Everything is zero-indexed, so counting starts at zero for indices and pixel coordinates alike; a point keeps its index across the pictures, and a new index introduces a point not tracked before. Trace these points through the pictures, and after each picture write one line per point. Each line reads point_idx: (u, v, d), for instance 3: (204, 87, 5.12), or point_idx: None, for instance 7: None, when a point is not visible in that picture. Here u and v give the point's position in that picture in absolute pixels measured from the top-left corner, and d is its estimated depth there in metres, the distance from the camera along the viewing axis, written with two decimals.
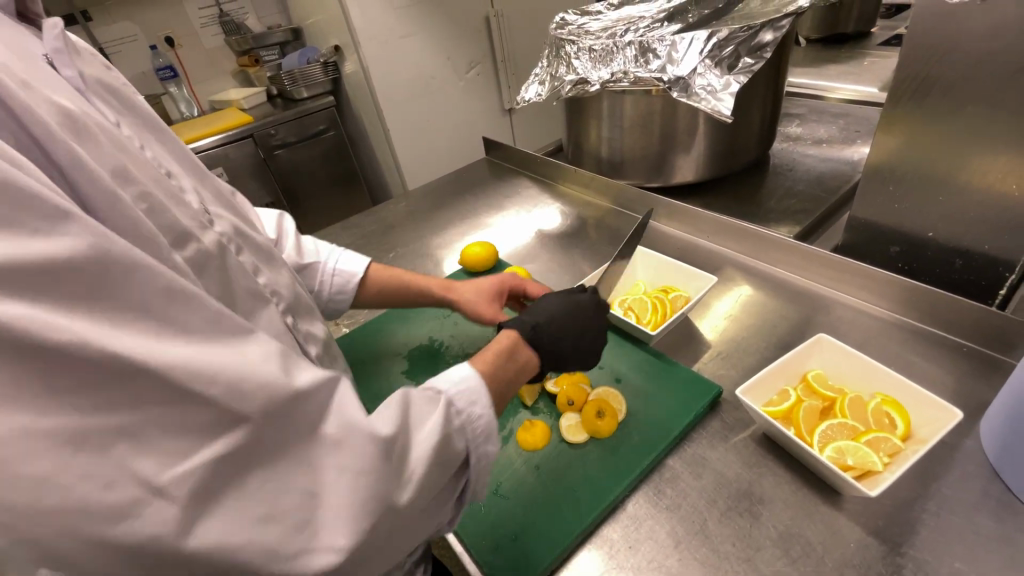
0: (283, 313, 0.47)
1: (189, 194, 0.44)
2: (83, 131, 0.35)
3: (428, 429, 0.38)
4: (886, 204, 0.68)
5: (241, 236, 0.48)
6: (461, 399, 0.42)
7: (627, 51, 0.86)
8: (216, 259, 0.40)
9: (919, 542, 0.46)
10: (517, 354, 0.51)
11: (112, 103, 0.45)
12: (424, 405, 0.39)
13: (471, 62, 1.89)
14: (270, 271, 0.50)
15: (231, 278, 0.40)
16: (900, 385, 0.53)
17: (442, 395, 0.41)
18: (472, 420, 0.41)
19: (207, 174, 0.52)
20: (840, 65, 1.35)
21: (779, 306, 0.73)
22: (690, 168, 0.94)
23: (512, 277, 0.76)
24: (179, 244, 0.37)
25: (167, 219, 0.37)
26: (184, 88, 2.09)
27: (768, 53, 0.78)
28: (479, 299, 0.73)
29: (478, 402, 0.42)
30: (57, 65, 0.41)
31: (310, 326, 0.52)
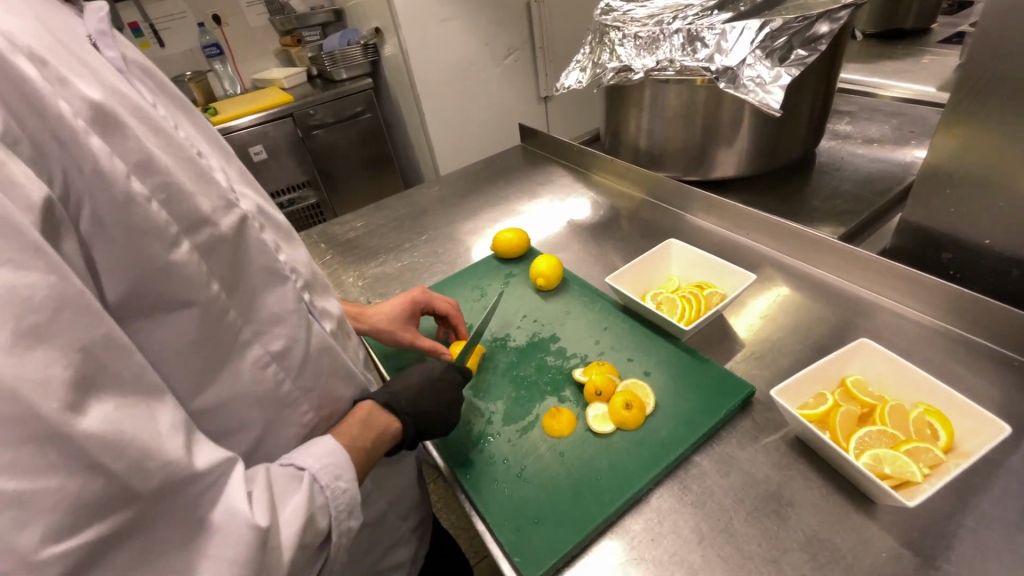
0: (300, 289, 0.46)
1: (217, 173, 0.45)
2: (113, 125, 0.34)
3: (290, 507, 0.38)
4: (941, 209, 0.65)
5: (263, 214, 0.49)
6: (322, 475, 0.41)
7: (675, 39, 0.84)
8: (229, 243, 0.41)
9: (954, 556, 0.44)
10: (375, 420, 0.49)
11: (148, 83, 0.45)
12: (285, 484, 0.39)
13: (510, 48, 1.87)
14: (289, 248, 0.50)
15: (242, 259, 0.42)
16: (946, 396, 0.51)
17: (304, 473, 0.41)
18: (336, 495, 0.41)
19: (232, 154, 0.53)
20: (896, 62, 1.29)
21: (817, 308, 0.71)
22: (732, 163, 0.92)
23: (417, 295, 0.75)
24: (193, 230, 0.38)
25: (185, 209, 0.38)
26: (228, 65, 2.14)
27: (824, 45, 0.75)
28: (392, 323, 0.71)
29: (342, 475, 0.42)
30: (100, 46, 0.42)
31: (326, 302, 0.52)
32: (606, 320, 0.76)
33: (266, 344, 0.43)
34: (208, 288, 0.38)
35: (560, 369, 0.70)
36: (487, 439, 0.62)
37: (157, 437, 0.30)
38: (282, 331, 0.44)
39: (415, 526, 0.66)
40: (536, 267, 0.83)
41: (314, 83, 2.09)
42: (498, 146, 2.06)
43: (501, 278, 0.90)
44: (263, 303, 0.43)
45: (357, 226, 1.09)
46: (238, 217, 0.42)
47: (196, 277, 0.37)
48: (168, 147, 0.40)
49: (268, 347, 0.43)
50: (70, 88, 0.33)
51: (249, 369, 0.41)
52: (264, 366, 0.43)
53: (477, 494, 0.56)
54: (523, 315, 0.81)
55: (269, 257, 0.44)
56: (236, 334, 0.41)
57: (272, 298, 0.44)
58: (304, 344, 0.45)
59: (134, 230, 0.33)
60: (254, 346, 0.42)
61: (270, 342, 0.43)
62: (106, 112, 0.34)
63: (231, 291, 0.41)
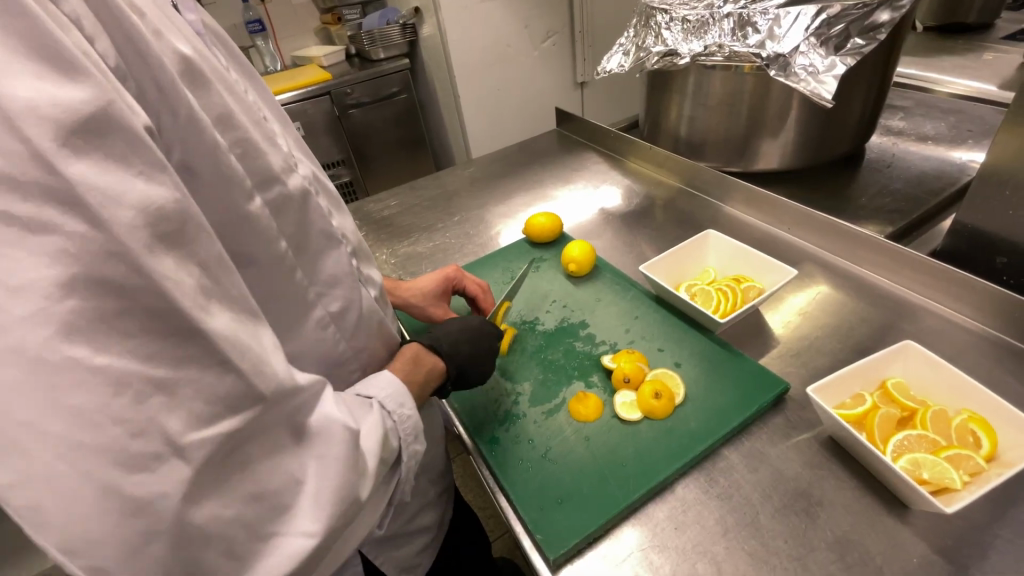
0: (350, 254, 0.48)
1: (279, 138, 0.46)
2: (198, 79, 0.36)
3: (367, 426, 0.41)
4: (999, 211, 0.61)
5: (317, 180, 0.50)
6: (388, 403, 0.44)
7: (725, 23, 0.82)
8: (296, 203, 0.42)
9: (991, 567, 0.43)
10: (423, 359, 0.53)
11: (221, 48, 0.47)
12: (358, 407, 0.42)
13: (549, 32, 1.84)
14: (340, 216, 0.51)
15: (305, 222, 0.43)
16: (991, 404, 0.49)
17: (372, 400, 0.43)
18: (402, 420, 0.44)
19: (289, 122, 0.53)
20: (957, 57, 1.22)
21: (859, 308, 0.69)
22: (776, 155, 0.89)
23: (448, 273, 0.76)
24: (264, 187, 0.40)
25: (258, 164, 0.39)
26: (270, 42, 2.17)
27: (884, 34, 0.71)
28: (425, 301, 0.73)
29: (405, 404, 0.45)
30: (182, 9, 0.43)
31: (370, 270, 0.53)
32: (638, 309, 0.75)
33: (327, 305, 0.45)
34: (279, 245, 0.39)
35: (589, 355, 0.70)
36: (514, 419, 0.63)
37: None
38: (341, 293, 0.45)
39: (441, 494, 0.67)
40: (569, 252, 0.83)
41: (352, 62, 2.10)
42: (530, 132, 2.05)
43: (533, 262, 0.89)
44: (324, 265, 0.45)
45: (391, 205, 1.10)
46: (302, 180, 0.43)
47: (267, 232, 0.38)
48: (240, 107, 0.41)
49: (329, 309, 0.45)
50: (165, 41, 0.34)
51: (298, 330, 0.43)
52: (325, 326, 0.44)
53: (503, 472, 0.57)
54: (554, 300, 0.80)
55: (325, 224, 0.45)
56: (304, 293, 0.42)
57: (329, 261, 0.45)
58: (359, 304, 0.47)
59: (222, 177, 0.35)
60: (312, 307, 0.43)
61: (330, 303, 0.45)
62: (194, 67, 0.35)
63: (293, 253, 0.43)
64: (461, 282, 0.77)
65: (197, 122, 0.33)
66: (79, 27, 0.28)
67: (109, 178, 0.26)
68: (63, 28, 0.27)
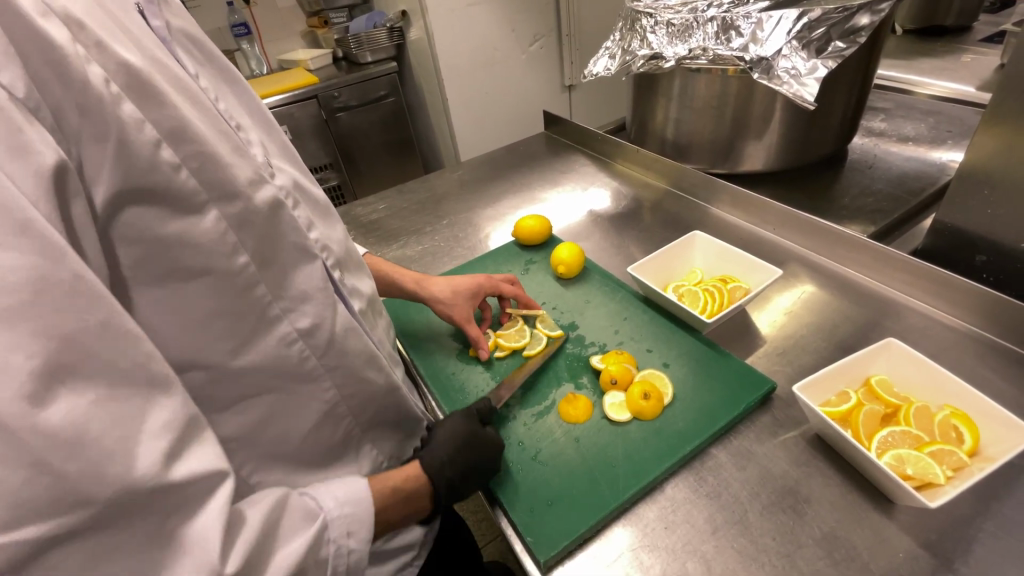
0: (330, 266, 0.48)
1: (253, 147, 0.46)
2: (146, 93, 0.36)
3: (289, 548, 0.39)
4: (978, 210, 0.62)
5: (299, 190, 0.51)
6: (337, 526, 0.42)
7: (709, 27, 0.82)
8: (264, 216, 0.42)
9: (974, 561, 0.43)
10: (412, 491, 0.51)
11: (193, 52, 0.46)
12: (296, 522, 0.40)
13: (537, 35, 1.85)
14: (324, 226, 0.52)
15: (277, 232, 0.43)
16: (972, 400, 0.50)
17: (317, 514, 0.42)
18: (340, 553, 0.42)
19: (274, 126, 0.53)
20: (934, 59, 1.25)
21: (843, 307, 0.70)
22: (761, 156, 0.90)
23: (491, 279, 0.76)
24: (225, 201, 0.39)
25: (218, 177, 0.39)
26: (255, 45, 2.15)
27: (864, 38, 0.72)
28: (456, 296, 0.73)
29: (353, 533, 0.43)
30: (148, 15, 0.43)
31: (356, 280, 0.54)
32: (626, 310, 0.76)
33: (294, 321, 0.44)
34: (236, 260, 0.39)
35: (579, 356, 0.70)
36: (504, 421, 0.63)
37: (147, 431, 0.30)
38: (310, 309, 0.45)
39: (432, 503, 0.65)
40: (558, 254, 0.83)
41: (339, 66, 2.09)
42: (519, 134, 2.05)
43: (522, 264, 0.89)
44: (293, 280, 0.45)
45: (380, 209, 1.09)
46: (272, 193, 0.43)
47: (218, 247, 0.38)
48: (204, 120, 0.41)
49: (295, 324, 0.44)
50: (107, 53, 0.34)
51: (271, 343, 0.42)
52: (290, 342, 0.43)
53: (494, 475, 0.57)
54: (544, 302, 0.81)
55: (302, 236, 0.45)
56: (265, 308, 0.41)
57: (301, 276, 0.45)
58: (331, 322, 0.46)
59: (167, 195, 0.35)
60: (283, 323, 0.43)
61: (298, 320, 0.44)
62: (143, 82, 0.35)
63: (266, 265, 0.42)
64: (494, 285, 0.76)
65: (125, 142, 0.33)
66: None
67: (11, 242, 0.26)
68: None
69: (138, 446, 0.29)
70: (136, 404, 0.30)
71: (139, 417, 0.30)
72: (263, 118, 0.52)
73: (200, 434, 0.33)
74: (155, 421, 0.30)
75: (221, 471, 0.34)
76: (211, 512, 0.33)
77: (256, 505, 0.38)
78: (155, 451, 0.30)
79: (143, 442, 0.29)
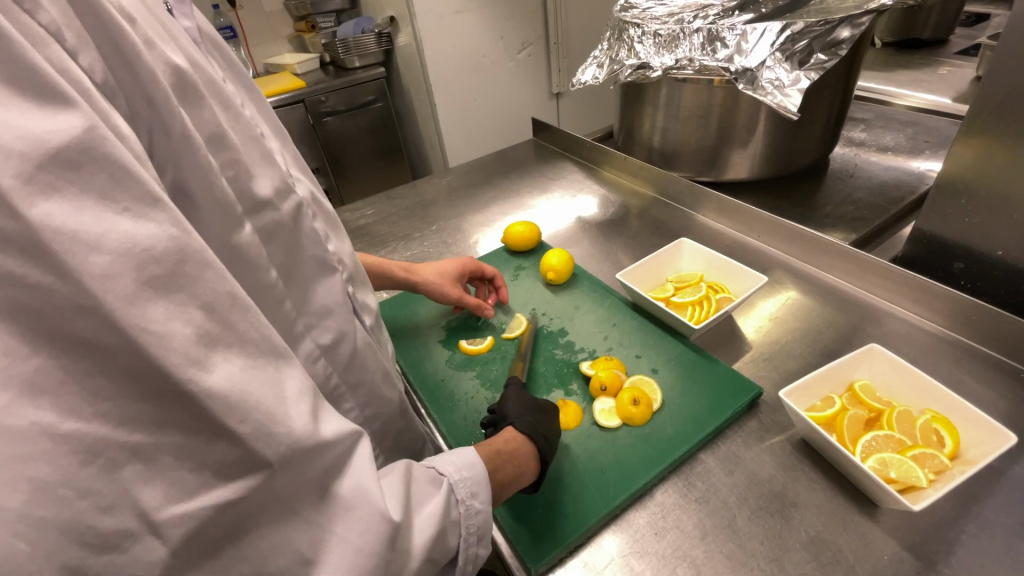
0: (344, 281, 0.47)
1: (276, 157, 0.46)
2: (192, 93, 0.34)
3: (426, 511, 0.36)
4: (955, 218, 0.64)
5: (317, 203, 0.50)
6: (460, 488, 0.40)
7: (694, 38, 0.84)
8: (288, 228, 0.42)
9: (956, 562, 0.44)
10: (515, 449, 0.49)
11: (217, 58, 0.46)
12: (424, 486, 0.38)
13: (524, 43, 1.86)
14: (338, 238, 0.51)
15: (300, 247, 0.43)
16: (953, 404, 0.51)
17: (441, 478, 0.40)
18: (470, 514, 0.39)
19: (289, 139, 0.53)
20: (912, 72, 1.28)
21: (825, 312, 0.71)
22: (745, 165, 0.92)
23: (471, 261, 0.81)
24: (255, 212, 0.39)
25: (246, 189, 0.38)
26: (241, 48, 2.13)
27: (844, 51, 0.74)
28: (443, 278, 0.77)
29: (478, 493, 0.40)
30: (178, 14, 0.42)
31: (365, 296, 0.53)
32: (614, 317, 0.76)
33: (317, 338, 0.43)
34: (269, 275, 0.38)
35: (568, 362, 0.70)
36: None
37: (286, 397, 0.29)
38: (332, 324, 0.44)
39: None
40: (546, 261, 0.83)
41: (326, 70, 2.08)
42: (506, 141, 2.06)
43: (511, 271, 0.90)
44: (315, 295, 0.44)
45: (368, 214, 1.09)
46: (297, 202, 0.43)
47: (259, 262, 0.36)
48: (234, 126, 0.40)
49: (318, 340, 0.44)
50: (156, 51, 0.32)
51: (296, 362, 0.41)
52: (315, 359, 0.43)
53: None
54: (533, 309, 0.81)
55: (322, 249, 0.44)
56: (292, 325, 0.40)
57: (324, 289, 0.44)
58: (354, 336, 0.46)
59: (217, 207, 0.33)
60: (307, 340, 0.42)
61: (320, 336, 0.44)
62: (189, 81, 0.34)
63: (289, 279, 0.42)
64: (476, 266, 0.81)
65: (188, 141, 0.31)
66: (60, 38, 0.26)
67: (119, 217, 0.24)
68: (43, 43, 0.25)
69: (282, 412, 0.28)
70: (273, 372, 0.29)
71: (279, 383, 0.29)
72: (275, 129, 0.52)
73: (326, 403, 0.33)
74: (292, 387, 0.30)
75: (357, 431, 0.34)
76: (358, 472, 0.32)
77: (389, 470, 0.36)
78: (300, 414, 0.29)
79: (290, 405, 0.29)
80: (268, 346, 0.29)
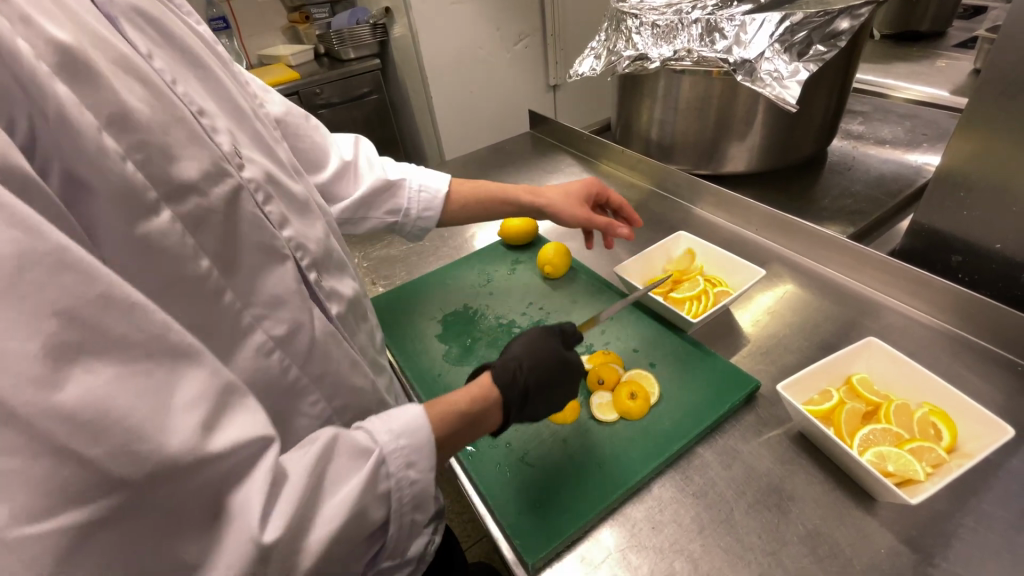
0: (303, 266, 0.47)
1: (217, 137, 0.44)
2: (84, 72, 0.34)
3: (343, 492, 0.36)
4: (954, 211, 0.64)
5: (274, 183, 0.49)
6: (393, 459, 0.39)
7: (693, 29, 0.82)
8: (220, 213, 0.40)
9: (953, 555, 0.45)
10: (476, 411, 0.46)
11: (148, 32, 0.44)
12: (352, 458, 0.37)
13: (521, 34, 1.84)
14: (301, 222, 0.50)
15: (238, 231, 0.42)
16: (951, 397, 0.51)
17: (374, 450, 0.38)
18: (402, 485, 0.39)
19: (248, 114, 0.51)
20: (911, 64, 1.27)
21: (824, 306, 0.71)
22: (743, 158, 0.91)
23: (598, 185, 0.82)
24: (177, 198, 0.38)
25: (162, 173, 0.37)
26: (235, 40, 2.11)
27: (843, 42, 0.74)
28: (569, 198, 0.78)
29: (413, 463, 0.40)
30: None
31: (337, 283, 0.52)
32: (613, 311, 0.76)
33: (269, 329, 0.43)
34: (196, 264, 0.37)
35: None
36: None
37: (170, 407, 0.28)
38: (286, 315, 0.43)
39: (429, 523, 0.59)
40: (545, 253, 0.83)
41: (321, 61, 2.06)
42: (504, 133, 2.05)
43: (509, 264, 0.89)
44: (264, 284, 0.43)
45: None
46: (229, 187, 0.42)
47: (180, 250, 0.36)
48: (155, 104, 0.39)
49: (269, 332, 0.43)
50: (34, 28, 0.32)
51: (246, 354, 0.41)
52: (268, 351, 0.42)
53: (481, 477, 0.56)
54: (531, 303, 0.80)
55: (264, 235, 0.44)
56: (235, 317, 0.40)
57: (272, 280, 0.44)
58: (309, 326, 0.45)
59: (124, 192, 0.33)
60: (257, 331, 0.42)
61: (273, 327, 0.43)
62: (77, 59, 0.34)
63: (225, 272, 0.41)
64: (600, 189, 0.83)
65: (71, 124, 0.31)
66: None
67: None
68: None
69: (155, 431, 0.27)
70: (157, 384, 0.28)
71: (163, 391, 0.28)
72: (235, 104, 0.50)
73: (234, 400, 0.31)
74: (185, 392, 0.28)
75: (267, 438, 0.32)
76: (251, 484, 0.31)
77: (304, 452, 0.35)
78: (182, 425, 0.28)
79: (174, 413, 0.28)
80: (167, 347, 0.28)
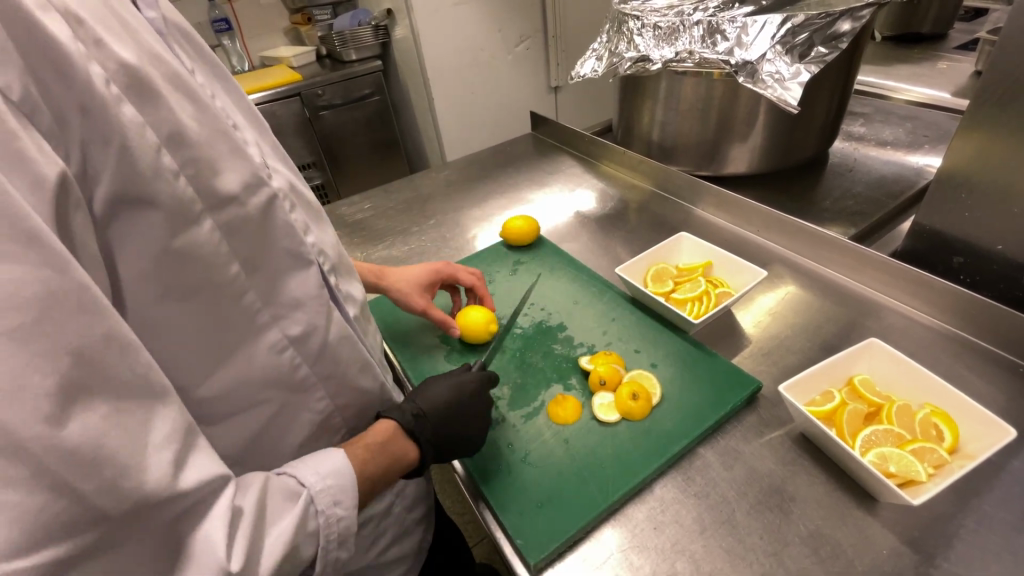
0: (325, 271, 0.47)
1: (252, 148, 0.45)
2: (146, 91, 0.34)
3: (279, 530, 0.36)
4: (956, 213, 0.64)
5: (295, 192, 0.50)
6: (322, 496, 0.39)
7: (694, 31, 0.82)
8: (256, 223, 0.41)
9: (955, 556, 0.45)
10: (392, 444, 0.48)
11: (186, 46, 0.45)
12: (283, 501, 0.38)
13: (522, 36, 1.84)
14: (318, 229, 0.51)
15: (271, 239, 0.42)
16: (952, 398, 0.51)
17: (302, 489, 0.39)
18: (331, 523, 0.40)
19: (263, 123, 0.53)
20: (912, 66, 1.27)
21: (825, 307, 0.71)
22: (745, 159, 0.91)
23: (446, 268, 0.76)
24: (219, 208, 0.38)
25: (210, 186, 0.38)
26: (237, 42, 2.12)
27: (845, 43, 0.74)
28: (413, 289, 0.72)
29: (339, 502, 0.40)
30: (140, 5, 0.42)
31: (349, 287, 0.52)
32: (614, 312, 0.76)
33: (285, 328, 0.43)
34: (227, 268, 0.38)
35: (567, 358, 0.70)
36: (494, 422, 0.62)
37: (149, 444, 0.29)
38: (302, 317, 0.43)
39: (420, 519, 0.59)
40: (466, 317, 0.72)
41: (323, 63, 2.07)
42: (504, 135, 2.05)
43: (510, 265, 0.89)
44: (287, 287, 0.43)
45: (365, 208, 1.08)
46: (268, 196, 0.42)
47: (215, 257, 0.37)
48: (206, 119, 0.39)
49: (286, 331, 0.43)
50: (105, 51, 0.33)
51: (257, 351, 0.41)
52: (281, 350, 0.42)
53: (483, 478, 0.56)
54: (532, 303, 0.80)
55: (294, 241, 0.44)
56: (252, 316, 0.40)
57: (296, 281, 0.44)
58: (324, 330, 0.45)
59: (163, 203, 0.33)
60: (272, 330, 0.42)
61: (289, 327, 0.43)
62: (142, 80, 0.34)
63: (253, 272, 0.41)
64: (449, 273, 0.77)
65: (127, 148, 0.32)
66: None
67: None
68: None
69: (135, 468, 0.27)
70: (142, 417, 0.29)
71: (143, 431, 0.29)
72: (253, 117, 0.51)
73: (199, 449, 0.32)
74: (157, 432, 0.29)
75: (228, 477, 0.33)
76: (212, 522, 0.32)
77: (246, 491, 0.35)
78: (160, 472, 0.29)
79: (148, 456, 0.28)
80: (145, 393, 0.29)
